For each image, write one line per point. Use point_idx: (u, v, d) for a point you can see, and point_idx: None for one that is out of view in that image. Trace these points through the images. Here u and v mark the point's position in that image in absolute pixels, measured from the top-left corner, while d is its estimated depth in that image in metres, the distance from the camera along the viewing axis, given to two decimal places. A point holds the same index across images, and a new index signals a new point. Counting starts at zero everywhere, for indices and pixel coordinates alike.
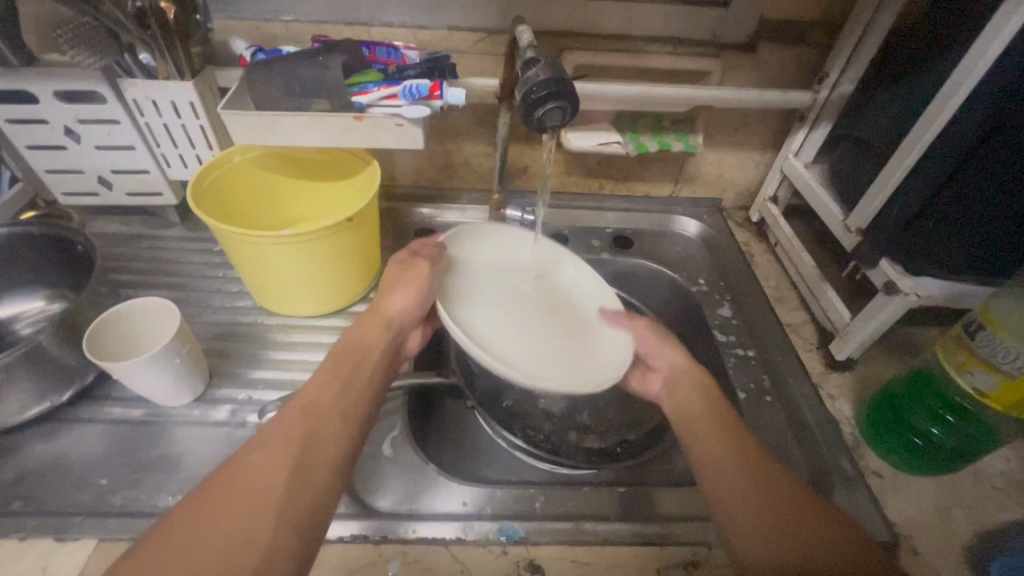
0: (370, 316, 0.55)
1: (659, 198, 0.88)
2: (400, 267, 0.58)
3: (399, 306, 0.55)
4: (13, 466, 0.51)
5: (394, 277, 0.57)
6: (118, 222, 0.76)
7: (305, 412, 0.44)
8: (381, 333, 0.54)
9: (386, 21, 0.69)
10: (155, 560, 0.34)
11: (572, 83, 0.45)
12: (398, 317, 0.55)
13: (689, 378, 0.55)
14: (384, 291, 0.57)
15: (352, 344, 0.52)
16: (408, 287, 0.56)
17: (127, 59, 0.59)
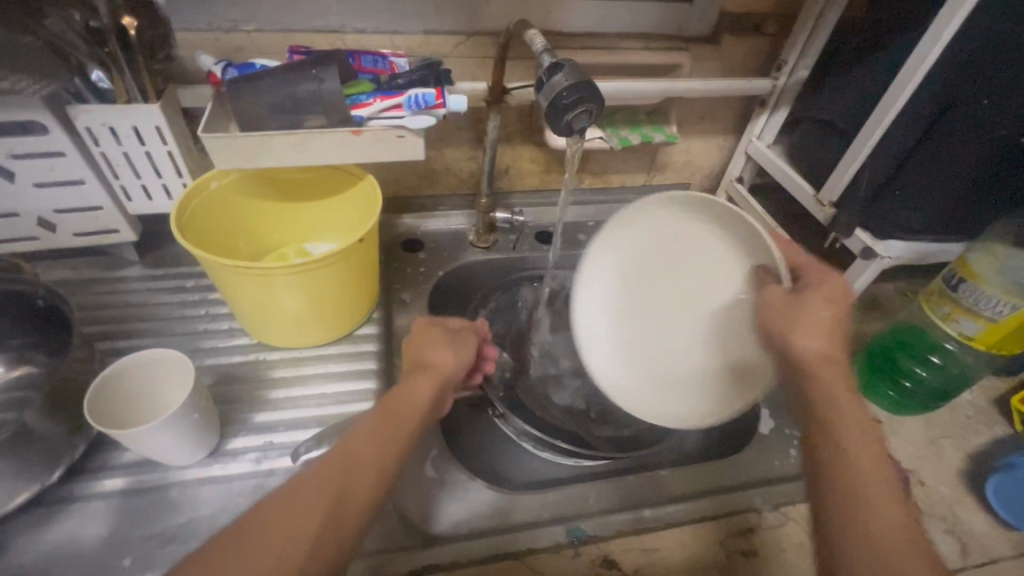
0: (417, 374, 0.47)
1: (633, 187, 0.90)
2: (446, 332, 0.52)
3: (446, 365, 0.48)
4: (7, 565, 0.44)
5: (438, 334, 0.51)
6: (62, 267, 0.67)
7: (341, 472, 0.38)
8: (427, 382, 0.46)
9: (359, 27, 0.65)
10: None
11: (596, 84, 0.46)
12: (444, 373, 0.48)
13: (831, 316, 0.47)
14: (421, 343, 0.50)
15: (398, 395, 0.44)
16: (453, 347, 0.50)
17: (78, 82, 0.51)
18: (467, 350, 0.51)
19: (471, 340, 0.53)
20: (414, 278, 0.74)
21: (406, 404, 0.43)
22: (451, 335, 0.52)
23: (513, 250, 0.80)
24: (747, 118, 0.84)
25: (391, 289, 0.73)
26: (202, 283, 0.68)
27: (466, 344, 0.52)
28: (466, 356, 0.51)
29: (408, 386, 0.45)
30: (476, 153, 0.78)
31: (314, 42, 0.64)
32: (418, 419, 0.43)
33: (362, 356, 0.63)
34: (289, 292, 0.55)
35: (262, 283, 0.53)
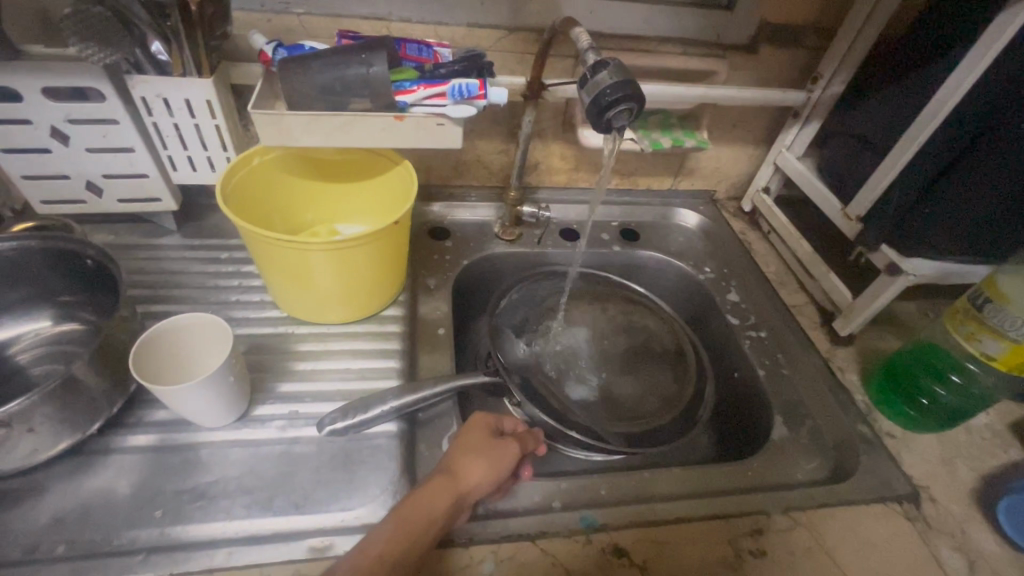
0: (441, 480, 0.46)
1: (659, 191, 0.91)
2: (490, 438, 0.51)
3: (473, 481, 0.47)
4: (47, 507, 0.46)
5: (480, 441, 0.50)
6: (105, 230, 0.69)
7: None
8: (446, 497, 0.45)
9: (404, 16, 0.66)
10: None
11: (637, 82, 0.47)
12: (465, 491, 0.46)
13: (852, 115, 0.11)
14: (461, 444, 0.50)
15: (416, 504, 0.44)
16: (490, 459, 0.49)
17: (139, 53, 0.53)
18: (504, 463, 0.49)
19: (513, 452, 0.51)
20: (441, 265, 0.75)
21: (419, 519, 0.43)
22: (490, 444, 0.50)
23: (537, 245, 0.81)
24: (779, 129, 0.84)
25: (418, 274, 0.74)
26: (235, 255, 0.70)
27: (505, 457, 0.50)
28: (500, 470, 0.49)
29: (428, 493, 0.45)
30: (508, 147, 0.80)
31: (360, 29, 0.65)
32: (431, 535, 0.43)
33: (387, 337, 0.65)
34: (322, 268, 0.56)
35: (298, 255, 0.55)
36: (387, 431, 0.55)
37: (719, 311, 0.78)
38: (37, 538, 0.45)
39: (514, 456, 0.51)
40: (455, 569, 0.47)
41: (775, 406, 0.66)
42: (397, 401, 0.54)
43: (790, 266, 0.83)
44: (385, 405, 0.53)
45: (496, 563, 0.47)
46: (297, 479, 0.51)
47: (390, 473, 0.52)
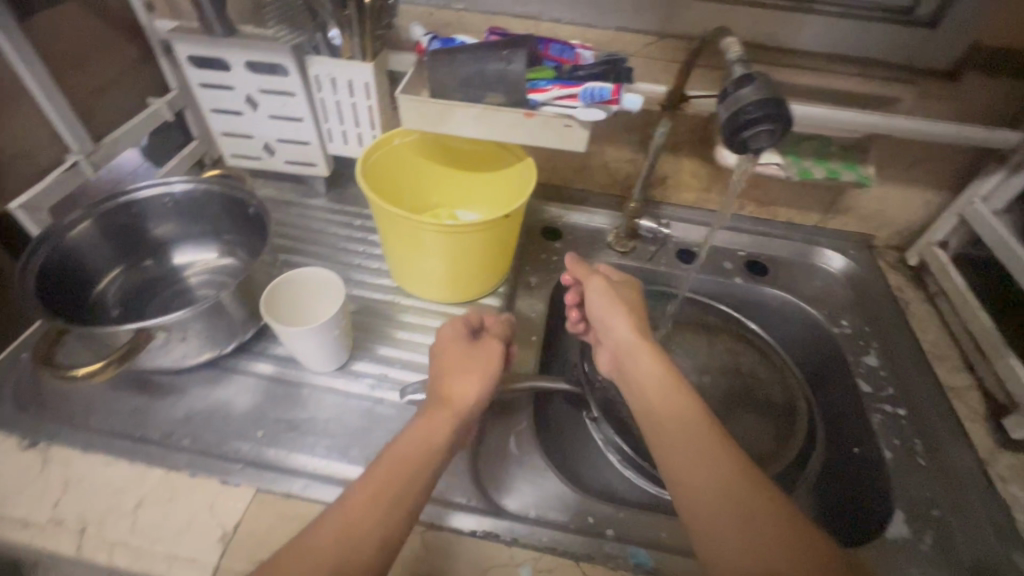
0: (435, 409, 0.47)
1: (802, 226, 0.81)
2: (467, 349, 0.52)
3: (466, 395, 0.48)
4: (183, 405, 0.56)
5: (458, 357, 0.51)
6: (271, 186, 0.81)
7: (339, 539, 0.37)
8: (444, 419, 0.46)
9: (555, 16, 0.67)
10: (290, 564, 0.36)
11: (788, 104, 0.43)
12: (462, 403, 0.48)
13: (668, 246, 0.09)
14: (440, 362, 0.51)
15: (411, 435, 0.44)
16: (474, 370, 0.50)
17: (320, 37, 0.64)
18: (490, 368, 0.51)
19: (495, 354, 0.52)
20: (547, 266, 0.76)
21: (415, 448, 0.43)
22: (468, 356, 0.51)
23: (649, 261, 0.77)
24: (974, 175, 0.70)
25: (522, 270, 0.75)
26: (366, 224, 0.77)
27: (491, 363, 0.51)
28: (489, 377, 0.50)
29: (426, 424, 0.45)
30: (638, 157, 0.77)
31: (511, 26, 0.67)
32: (435, 459, 0.43)
33: None
34: (431, 246, 0.60)
35: (413, 231, 0.59)
36: None
37: (849, 374, 0.67)
38: (171, 427, 0.54)
39: (498, 357, 0.52)
40: (491, 564, 0.47)
41: (898, 499, 0.55)
42: None
43: (957, 340, 0.69)
44: None
45: (534, 571, 0.47)
46: (373, 436, 0.55)
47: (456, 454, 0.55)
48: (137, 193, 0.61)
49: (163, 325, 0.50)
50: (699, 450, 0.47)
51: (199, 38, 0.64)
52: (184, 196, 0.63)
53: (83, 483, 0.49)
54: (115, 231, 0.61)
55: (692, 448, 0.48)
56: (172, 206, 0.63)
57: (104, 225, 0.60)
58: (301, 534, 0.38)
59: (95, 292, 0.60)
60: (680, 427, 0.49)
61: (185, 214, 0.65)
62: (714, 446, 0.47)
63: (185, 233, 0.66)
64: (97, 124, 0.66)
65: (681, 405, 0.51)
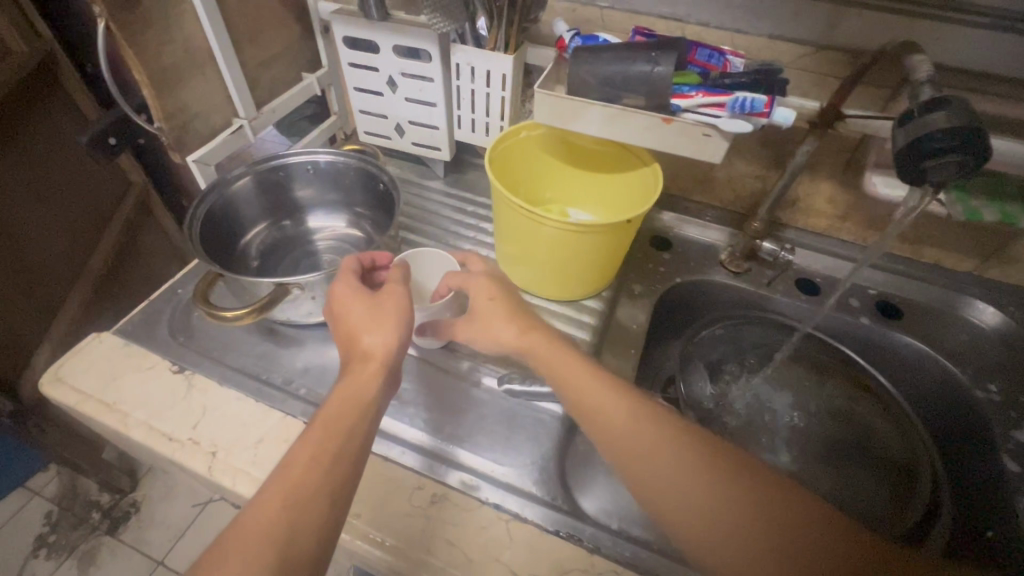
0: (355, 369, 0.46)
1: (952, 271, 0.72)
2: (370, 302, 0.50)
3: (382, 345, 0.47)
4: (303, 357, 0.61)
5: (361, 310, 0.49)
6: (396, 164, 0.85)
7: (286, 504, 0.37)
8: (371, 374, 0.46)
9: (704, 20, 0.64)
10: (241, 535, 0.36)
11: (987, 134, 0.38)
12: (384, 354, 0.47)
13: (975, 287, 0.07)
14: (345, 319, 0.50)
15: (342, 397, 0.44)
16: (377, 319, 0.49)
17: (467, 28, 0.65)
18: (394, 317, 0.49)
19: (400, 299, 0.50)
20: (653, 276, 0.73)
21: (343, 408, 0.44)
22: (372, 307, 0.49)
23: (765, 286, 0.73)
24: None
25: (627, 276, 0.74)
26: (479, 211, 0.79)
27: (393, 309, 0.49)
28: (398, 322, 0.49)
29: (352, 384, 0.46)
30: (769, 174, 0.72)
31: (655, 27, 0.66)
32: (365, 414, 0.44)
33: (581, 325, 0.66)
34: (546, 241, 0.60)
35: (530, 224, 0.59)
36: (554, 412, 0.58)
37: (993, 446, 0.59)
38: (291, 376, 0.59)
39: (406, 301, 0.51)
40: (572, 567, 0.47)
41: None
42: None
43: None
44: None
45: None
46: (470, 419, 0.57)
47: (544, 449, 0.55)
48: (288, 158, 0.66)
49: (299, 283, 0.55)
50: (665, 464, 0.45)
51: (357, 21, 0.68)
52: (325, 167, 0.68)
53: (217, 412, 0.55)
54: (264, 191, 0.67)
55: (666, 469, 0.45)
56: (313, 173, 0.69)
57: (258, 184, 0.66)
58: (245, 509, 0.38)
59: (241, 243, 0.67)
60: (640, 450, 0.46)
61: (323, 183, 0.70)
62: (685, 466, 0.45)
63: (321, 200, 0.72)
64: (260, 93, 0.73)
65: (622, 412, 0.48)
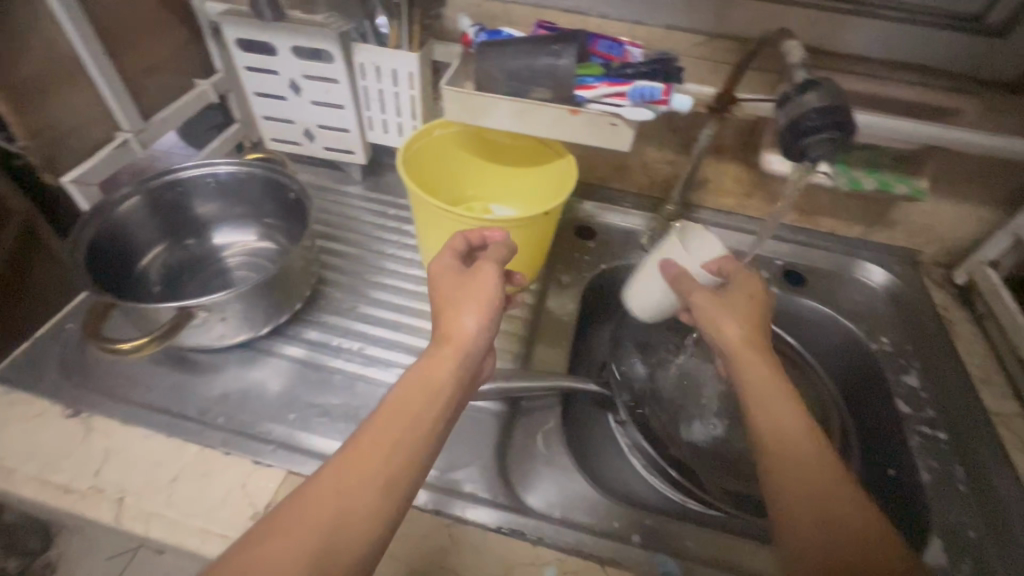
0: (437, 349, 0.44)
1: (845, 238, 0.79)
2: (464, 281, 0.47)
3: (468, 331, 0.44)
4: (219, 384, 0.57)
5: (455, 291, 0.47)
6: (310, 171, 0.82)
7: (341, 491, 0.36)
8: (449, 360, 0.43)
9: (604, 12, 0.66)
10: (295, 513, 0.34)
11: (851, 110, 0.41)
12: (465, 342, 0.44)
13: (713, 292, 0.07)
14: (444, 290, 0.47)
15: (417, 380, 0.41)
16: (472, 301, 0.45)
17: (368, 26, 0.64)
18: (488, 299, 0.46)
19: (492, 281, 0.47)
20: (579, 265, 0.75)
21: (420, 397, 0.41)
22: (463, 289, 0.47)
23: None
24: None
25: (555, 267, 0.75)
26: (401, 214, 0.77)
27: (487, 291, 0.46)
28: (488, 306, 0.46)
29: (425, 369, 0.42)
30: (679, 159, 0.75)
31: (558, 21, 0.66)
32: (438, 406, 0.41)
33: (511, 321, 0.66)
34: None
35: (451, 223, 0.58)
36: (490, 408, 0.58)
37: (888, 392, 0.65)
38: (207, 405, 0.55)
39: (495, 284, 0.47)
40: (517, 562, 0.47)
41: (936, 526, 0.53)
42: (500, 384, 0.56)
43: (1006, 364, 0.66)
44: (489, 383, 0.56)
45: (559, 572, 0.47)
46: None
47: (483, 448, 0.55)
48: (183, 173, 0.62)
49: (204, 304, 0.51)
50: (775, 406, 0.46)
51: (248, 22, 0.64)
52: (228, 178, 0.64)
53: (122, 454, 0.50)
54: (159, 209, 0.62)
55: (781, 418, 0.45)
56: (215, 187, 0.64)
57: (150, 203, 0.61)
58: (304, 486, 0.36)
59: (138, 269, 0.62)
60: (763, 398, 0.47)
61: (228, 195, 0.66)
62: (802, 426, 0.44)
63: (226, 214, 0.67)
64: (145, 103, 0.67)
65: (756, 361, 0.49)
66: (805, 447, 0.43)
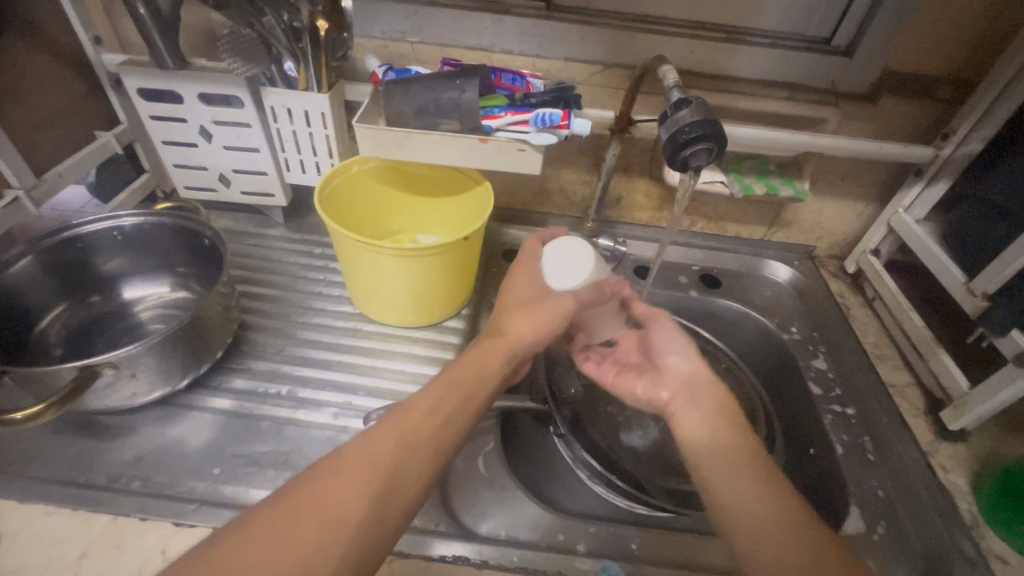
0: (491, 340, 0.49)
1: (750, 240, 0.85)
2: (534, 294, 0.53)
3: (522, 335, 0.50)
4: (132, 446, 0.53)
5: (525, 299, 0.52)
6: (228, 217, 0.80)
7: (400, 445, 0.39)
8: (500, 352, 0.48)
9: (506, 48, 0.70)
10: (353, 462, 0.37)
11: (720, 123, 0.46)
12: (517, 343, 0.49)
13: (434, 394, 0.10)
14: (507, 296, 0.54)
15: (470, 365, 0.46)
16: (536, 312, 0.51)
17: (274, 69, 0.64)
18: (552, 316, 0.51)
19: (565, 304, 0.52)
20: None
21: (472, 378, 0.46)
22: (527, 300, 0.52)
23: None
24: (897, 188, 0.76)
25: (485, 291, 0.76)
26: (326, 252, 0.77)
27: (552, 309, 0.51)
28: (549, 322, 0.51)
29: (475, 356, 0.47)
30: (592, 179, 0.80)
31: (464, 58, 0.70)
32: (486, 390, 0.46)
33: (444, 347, 0.67)
34: (392, 271, 0.60)
35: (373, 258, 0.59)
36: None
37: (801, 377, 0.71)
38: (118, 470, 0.51)
39: (567, 309, 0.52)
40: None
41: (853, 495, 0.58)
42: None
43: (896, 340, 0.74)
44: None
45: None
46: None
47: None
48: (83, 228, 0.58)
49: (110, 361, 0.48)
50: (705, 412, 0.48)
51: (150, 72, 0.63)
52: (136, 230, 0.61)
53: (18, 537, 0.46)
54: (59, 267, 0.58)
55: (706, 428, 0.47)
56: (121, 239, 0.61)
57: (47, 262, 0.57)
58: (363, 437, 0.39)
59: (34, 332, 0.57)
60: (693, 412, 0.49)
61: (137, 247, 0.63)
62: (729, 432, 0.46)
63: (134, 267, 0.64)
64: (40, 158, 0.64)
65: (683, 373, 0.53)
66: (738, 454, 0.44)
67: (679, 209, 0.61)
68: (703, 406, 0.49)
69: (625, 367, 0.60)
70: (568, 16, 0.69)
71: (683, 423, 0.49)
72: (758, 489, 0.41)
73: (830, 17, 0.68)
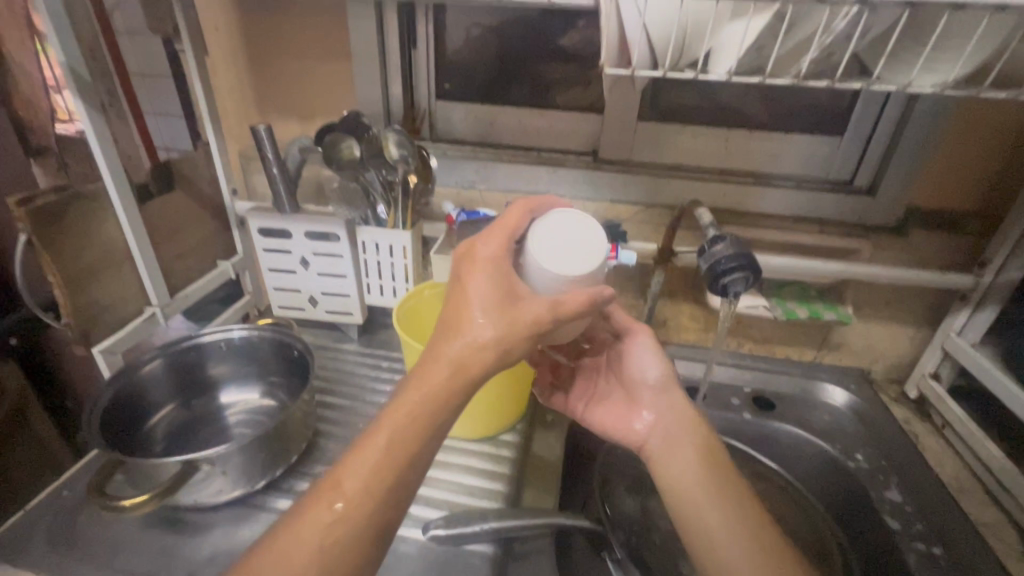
0: (442, 362, 0.41)
1: (801, 362, 0.86)
2: (501, 298, 0.42)
3: (480, 357, 0.40)
4: (208, 544, 0.57)
5: (489, 304, 0.41)
6: (310, 333, 0.90)
7: (334, 519, 0.38)
8: (443, 385, 0.41)
9: (560, 192, 0.82)
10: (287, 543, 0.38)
11: (754, 256, 0.53)
12: (474, 364, 0.41)
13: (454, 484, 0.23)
14: (456, 297, 0.42)
15: (410, 407, 0.40)
16: (503, 322, 0.41)
17: (370, 213, 0.78)
18: (520, 327, 0.41)
19: (535, 313, 0.42)
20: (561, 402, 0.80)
21: (409, 424, 0.40)
22: (493, 304, 0.41)
23: None
24: (945, 313, 0.78)
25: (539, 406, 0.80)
26: (394, 365, 0.84)
27: (521, 322, 0.41)
28: (514, 332, 0.41)
29: (418, 390, 0.41)
30: (638, 302, 0.86)
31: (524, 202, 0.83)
32: (434, 428, 0.41)
33: (498, 460, 0.68)
34: None
35: None
36: (482, 552, 0.57)
37: (875, 510, 0.66)
38: (194, 567, 0.54)
39: (540, 317, 0.41)
40: None
41: None
42: (497, 522, 0.57)
43: (976, 472, 0.70)
44: (485, 523, 0.58)
45: None
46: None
47: None
48: (200, 338, 0.69)
49: (208, 458, 0.54)
50: (676, 450, 0.54)
51: (271, 215, 0.78)
52: (241, 342, 0.71)
53: None
54: (175, 372, 0.68)
55: (679, 464, 0.53)
56: (227, 349, 0.71)
57: (168, 366, 0.67)
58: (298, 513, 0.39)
59: (145, 428, 0.65)
60: (667, 452, 0.55)
61: (238, 357, 0.72)
62: (698, 467, 0.53)
63: (233, 375, 0.73)
64: (175, 283, 0.78)
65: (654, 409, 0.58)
66: (708, 490, 0.51)
67: (724, 332, 0.65)
68: (671, 443, 0.55)
69: (595, 395, 0.63)
70: (613, 167, 0.81)
71: (655, 458, 0.55)
72: (730, 526, 0.49)
73: (849, 163, 0.77)
